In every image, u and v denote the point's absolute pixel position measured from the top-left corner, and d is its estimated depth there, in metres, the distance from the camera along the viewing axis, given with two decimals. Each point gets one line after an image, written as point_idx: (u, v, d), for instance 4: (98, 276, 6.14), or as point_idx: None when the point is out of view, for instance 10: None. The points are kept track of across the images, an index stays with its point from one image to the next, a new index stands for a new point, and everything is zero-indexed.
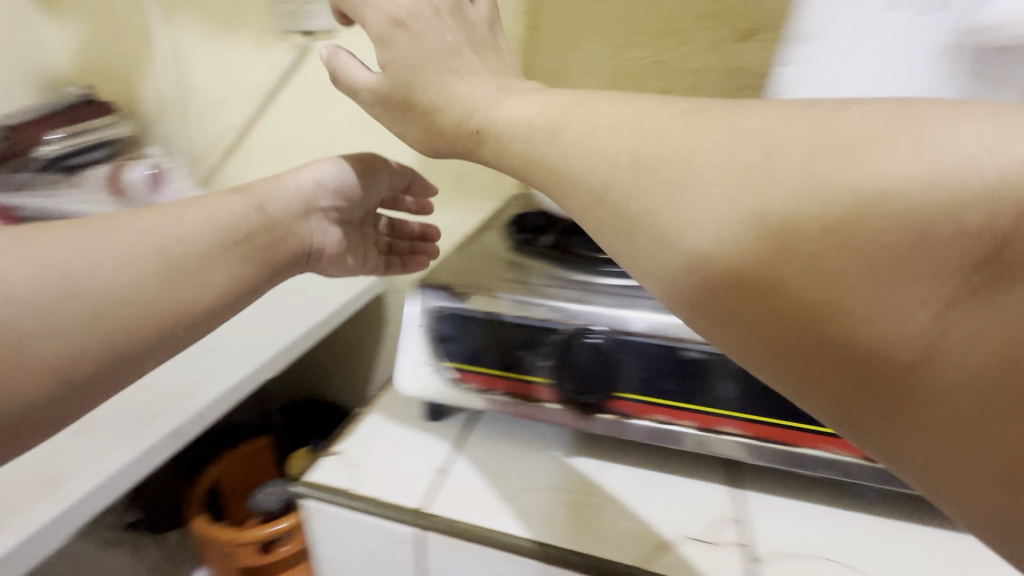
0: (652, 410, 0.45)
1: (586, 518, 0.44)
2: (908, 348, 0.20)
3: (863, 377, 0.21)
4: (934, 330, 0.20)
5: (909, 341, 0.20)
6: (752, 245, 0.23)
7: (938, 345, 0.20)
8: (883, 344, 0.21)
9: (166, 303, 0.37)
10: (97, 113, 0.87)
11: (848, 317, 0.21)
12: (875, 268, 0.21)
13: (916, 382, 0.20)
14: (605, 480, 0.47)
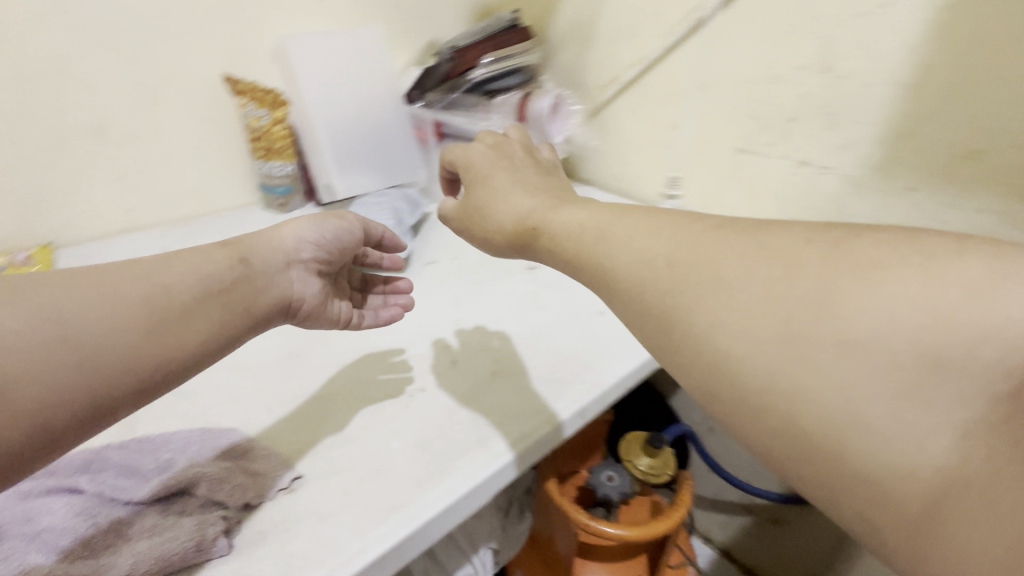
0: None
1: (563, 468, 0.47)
2: (896, 468, 0.22)
3: (862, 482, 0.22)
4: (919, 458, 0.21)
5: (889, 449, 0.22)
6: (778, 354, 0.24)
7: (911, 462, 0.21)
8: (881, 463, 0.22)
9: (148, 350, 0.33)
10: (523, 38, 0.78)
11: (868, 437, 0.22)
12: (878, 400, 0.22)
13: (909, 502, 0.22)
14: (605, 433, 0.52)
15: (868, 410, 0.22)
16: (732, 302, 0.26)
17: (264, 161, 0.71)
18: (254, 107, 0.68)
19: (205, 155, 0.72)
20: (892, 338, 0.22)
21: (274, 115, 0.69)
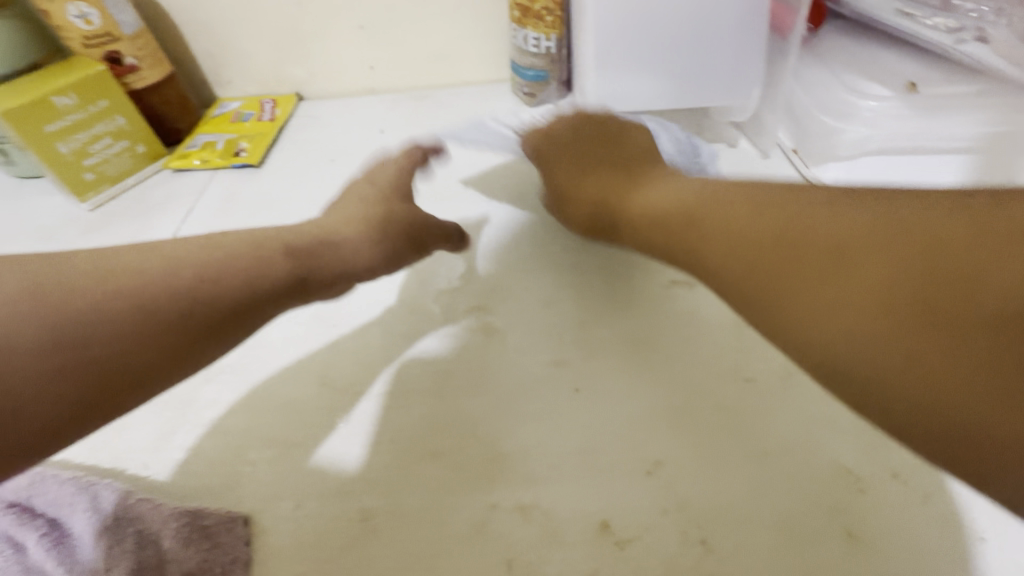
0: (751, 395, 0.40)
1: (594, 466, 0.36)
2: (901, 326, 0.20)
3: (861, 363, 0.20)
4: (932, 279, 0.21)
5: (908, 304, 0.20)
6: (750, 218, 0.26)
7: (913, 312, 0.20)
8: (874, 325, 0.21)
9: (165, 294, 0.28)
10: None
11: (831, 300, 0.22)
12: (901, 266, 0.21)
13: (927, 364, 0.19)
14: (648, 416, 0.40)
15: (855, 296, 0.21)
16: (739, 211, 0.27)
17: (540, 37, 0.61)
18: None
19: (467, 51, 0.72)
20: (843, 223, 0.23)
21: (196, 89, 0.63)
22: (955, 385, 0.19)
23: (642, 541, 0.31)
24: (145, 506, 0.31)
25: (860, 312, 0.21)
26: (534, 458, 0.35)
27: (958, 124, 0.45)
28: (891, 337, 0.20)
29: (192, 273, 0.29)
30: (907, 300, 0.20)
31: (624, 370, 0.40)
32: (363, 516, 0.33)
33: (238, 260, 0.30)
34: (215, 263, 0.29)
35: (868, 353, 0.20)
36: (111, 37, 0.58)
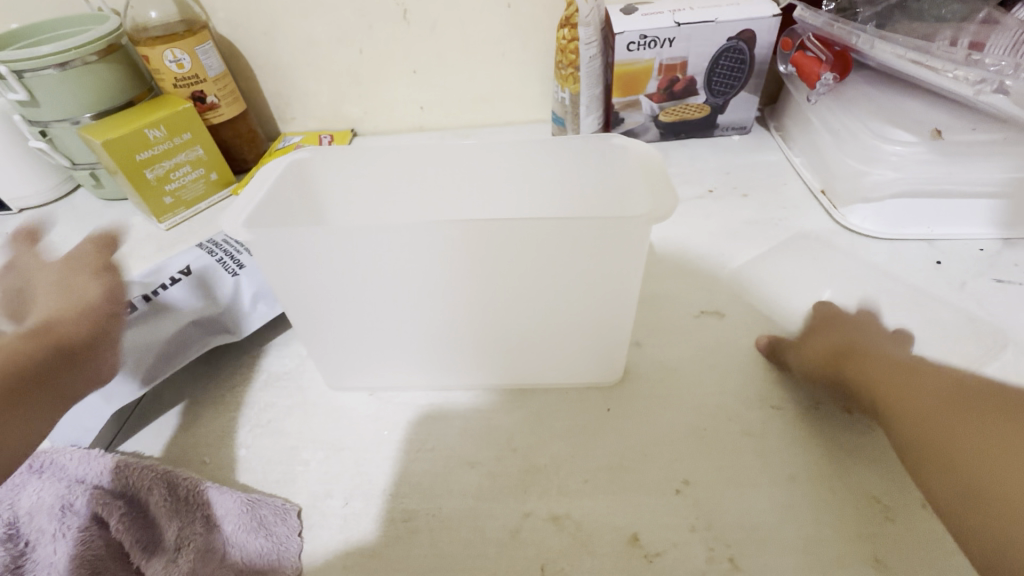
0: (724, 388, 0.41)
1: (667, 474, 0.36)
2: (982, 482, 0.29)
3: (923, 449, 0.32)
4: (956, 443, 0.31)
5: (978, 466, 0.29)
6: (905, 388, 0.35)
7: (990, 473, 0.29)
8: (928, 440, 0.32)
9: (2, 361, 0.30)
10: None
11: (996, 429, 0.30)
12: (951, 422, 0.31)
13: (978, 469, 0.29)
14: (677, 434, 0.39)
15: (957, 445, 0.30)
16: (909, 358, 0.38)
17: (559, 87, 0.63)
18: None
19: (509, 93, 0.77)
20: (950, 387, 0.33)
21: (198, 64, 0.65)
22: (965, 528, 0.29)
23: (672, 558, 0.32)
24: (212, 494, 0.34)
25: (976, 467, 0.29)
26: (566, 471, 0.37)
27: (982, 170, 0.47)
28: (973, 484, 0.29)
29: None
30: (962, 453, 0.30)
31: (658, 400, 0.41)
32: (405, 517, 0.35)
33: (77, 317, 0.34)
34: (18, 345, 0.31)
35: (974, 480, 0.29)
36: (198, 78, 0.65)
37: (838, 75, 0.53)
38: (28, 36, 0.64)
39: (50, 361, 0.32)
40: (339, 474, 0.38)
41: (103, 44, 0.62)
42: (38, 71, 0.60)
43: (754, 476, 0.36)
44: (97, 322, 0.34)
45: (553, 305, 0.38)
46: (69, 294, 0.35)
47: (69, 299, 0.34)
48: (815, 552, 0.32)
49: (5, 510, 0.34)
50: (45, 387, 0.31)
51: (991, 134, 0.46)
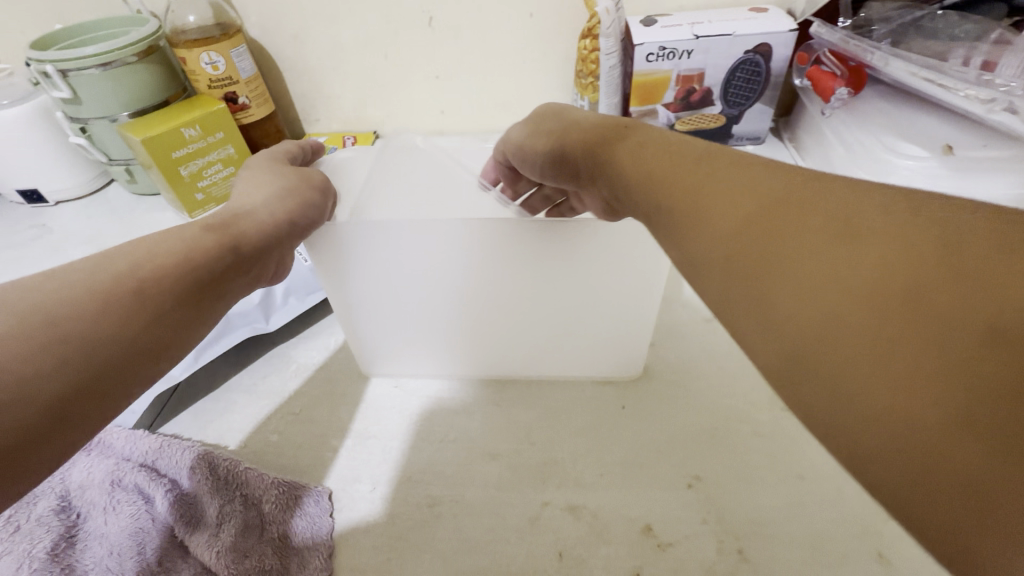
0: (733, 390, 0.43)
1: (681, 471, 0.38)
2: (866, 354, 0.15)
3: (810, 307, 0.16)
4: (851, 277, 0.16)
5: (864, 290, 0.15)
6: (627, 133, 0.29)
7: (846, 336, 0.15)
8: (834, 341, 0.16)
9: (184, 247, 0.30)
10: None
11: (695, 197, 0.21)
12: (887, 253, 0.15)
13: (863, 332, 0.15)
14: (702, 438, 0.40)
15: (784, 302, 0.17)
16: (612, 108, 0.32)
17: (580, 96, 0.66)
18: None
19: (528, 99, 0.79)
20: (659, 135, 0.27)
21: (233, 66, 0.67)
22: (877, 412, 0.14)
23: (682, 548, 0.34)
24: (250, 474, 0.36)
25: (869, 331, 0.15)
26: (582, 463, 0.39)
27: (995, 185, 0.48)
28: (903, 340, 0.14)
29: (139, 263, 0.28)
30: (898, 304, 0.15)
31: (671, 400, 0.43)
32: (430, 503, 0.37)
33: (265, 229, 0.34)
34: (187, 252, 0.30)
35: (881, 379, 0.14)
36: (231, 80, 0.68)
37: (851, 89, 0.55)
38: (71, 37, 0.67)
39: (226, 262, 0.32)
40: (368, 460, 0.40)
41: (143, 46, 0.64)
42: (81, 71, 0.63)
43: (763, 475, 0.37)
44: (272, 235, 0.35)
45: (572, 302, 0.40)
46: (255, 213, 0.35)
47: (247, 215, 0.35)
48: (823, 552, 0.33)
49: (57, 484, 0.36)
50: (221, 286, 0.31)
51: (1001, 152, 0.47)
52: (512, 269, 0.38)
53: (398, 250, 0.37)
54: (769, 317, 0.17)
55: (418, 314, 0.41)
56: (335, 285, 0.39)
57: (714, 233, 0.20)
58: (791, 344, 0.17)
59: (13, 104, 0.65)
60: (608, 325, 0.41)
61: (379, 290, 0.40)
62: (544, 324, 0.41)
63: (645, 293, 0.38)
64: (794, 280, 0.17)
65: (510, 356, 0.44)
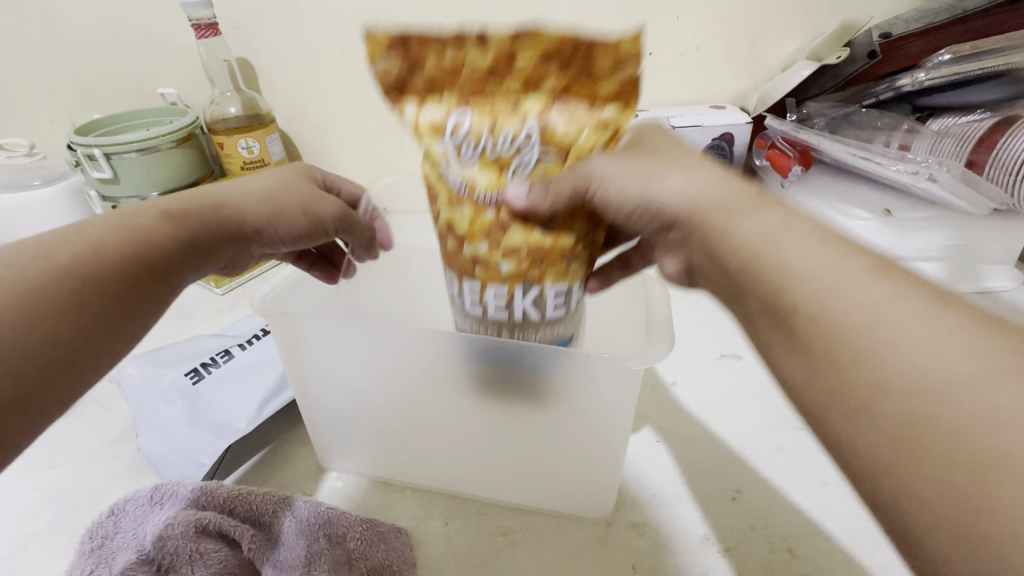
0: (751, 416, 0.48)
1: (721, 490, 0.42)
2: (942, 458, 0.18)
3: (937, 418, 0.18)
4: (977, 430, 0.17)
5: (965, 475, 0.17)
6: (621, 159, 0.30)
7: (950, 463, 0.18)
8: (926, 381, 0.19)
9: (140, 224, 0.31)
10: (1000, 129, 0.56)
11: (854, 311, 0.21)
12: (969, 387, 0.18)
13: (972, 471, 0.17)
14: (734, 455, 0.45)
15: (969, 406, 0.18)
16: (681, 176, 0.29)
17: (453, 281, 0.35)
18: (477, 122, 0.31)
19: None
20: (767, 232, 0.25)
21: (265, 149, 0.73)
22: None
23: (740, 552, 0.38)
24: (334, 513, 0.38)
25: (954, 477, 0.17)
26: (634, 485, 0.43)
27: (927, 238, 0.60)
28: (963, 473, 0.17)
29: (79, 248, 0.28)
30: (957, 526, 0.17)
31: (697, 425, 0.48)
32: (502, 532, 0.40)
33: (120, 237, 0.30)
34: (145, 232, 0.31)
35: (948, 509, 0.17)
36: (262, 162, 0.74)
37: (803, 167, 0.67)
38: (108, 125, 0.72)
39: (194, 248, 0.32)
40: (434, 498, 0.43)
41: (182, 133, 0.69)
42: (122, 155, 0.67)
43: (796, 486, 0.42)
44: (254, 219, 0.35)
45: (561, 429, 0.38)
46: (228, 218, 0.34)
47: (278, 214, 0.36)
48: (856, 543, 0.38)
49: (131, 539, 0.37)
50: (159, 287, 0.31)
51: (930, 215, 0.59)
52: (496, 391, 0.37)
53: (382, 360, 0.38)
54: (928, 386, 0.19)
55: (397, 418, 0.41)
56: (350, 382, 0.40)
57: (873, 328, 0.20)
58: (965, 451, 0.17)
59: (47, 183, 0.69)
60: (615, 453, 0.38)
61: (380, 397, 0.40)
62: (548, 456, 0.39)
63: (626, 411, 0.36)
64: (967, 392, 0.18)
65: (524, 483, 0.41)
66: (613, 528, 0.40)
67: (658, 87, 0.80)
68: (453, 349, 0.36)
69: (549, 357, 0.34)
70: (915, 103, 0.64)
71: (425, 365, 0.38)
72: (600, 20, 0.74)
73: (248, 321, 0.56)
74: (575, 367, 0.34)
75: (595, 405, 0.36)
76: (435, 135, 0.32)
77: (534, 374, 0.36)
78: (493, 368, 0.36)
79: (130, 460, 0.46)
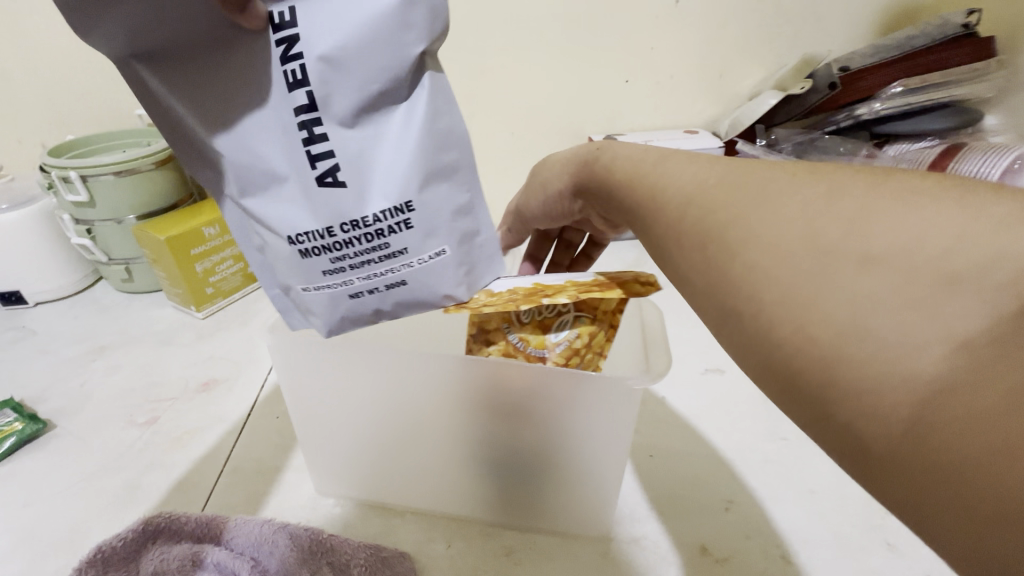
0: (737, 428, 0.50)
1: (714, 501, 0.44)
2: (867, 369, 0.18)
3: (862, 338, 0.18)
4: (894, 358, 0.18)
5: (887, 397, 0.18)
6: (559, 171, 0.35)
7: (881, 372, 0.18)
8: (863, 302, 0.18)
9: None
10: (949, 155, 0.62)
11: (765, 243, 0.20)
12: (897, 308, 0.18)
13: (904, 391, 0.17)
14: (724, 467, 0.47)
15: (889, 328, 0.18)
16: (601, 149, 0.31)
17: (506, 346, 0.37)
18: None
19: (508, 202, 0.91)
20: (688, 183, 0.24)
21: None
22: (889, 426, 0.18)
23: (736, 561, 0.39)
24: (338, 540, 0.38)
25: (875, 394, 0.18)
26: (632, 501, 0.44)
27: None
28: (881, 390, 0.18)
29: None
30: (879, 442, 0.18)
31: (687, 437, 0.50)
32: (506, 551, 0.40)
33: None
34: None
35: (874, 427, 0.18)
36: None
37: None
38: (82, 146, 0.71)
39: None
40: (434, 522, 0.43)
41: (160, 155, 0.68)
42: (99, 177, 0.65)
43: (784, 493, 0.44)
44: None
45: (560, 450, 0.38)
46: None
47: None
48: (843, 545, 0.40)
49: (125, 574, 0.36)
50: None
51: None
52: (495, 413, 0.38)
53: (381, 385, 0.38)
54: (845, 308, 0.18)
55: (402, 442, 0.41)
56: (348, 408, 0.40)
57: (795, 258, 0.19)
58: (887, 379, 0.18)
59: (15, 207, 0.66)
60: (614, 472, 0.39)
61: (378, 423, 0.40)
62: (547, 476, 0.40)
63: (624, 431, 0.37)
64: (860, 302, 0.18)
65: (524, 504, 0.41)
66: (614, 544, 0.41)
67: (635, 113, 0.83)
68: (454, 374, 0.37)
69: (549, 380, 0.35)
70: (872, 130, 0.69)
71: (428, 383, 0.38)
72: (579, 48, 0.77)
73: (417, 88, 0.28)
74: (574, 392, 0.35)
75: (590, 426, 0.37)
76: (483, 304, 0.37)
77: (534, 395, 0.36)
78: (492, 391, 0.37)
79: (114, 494, 0.45)
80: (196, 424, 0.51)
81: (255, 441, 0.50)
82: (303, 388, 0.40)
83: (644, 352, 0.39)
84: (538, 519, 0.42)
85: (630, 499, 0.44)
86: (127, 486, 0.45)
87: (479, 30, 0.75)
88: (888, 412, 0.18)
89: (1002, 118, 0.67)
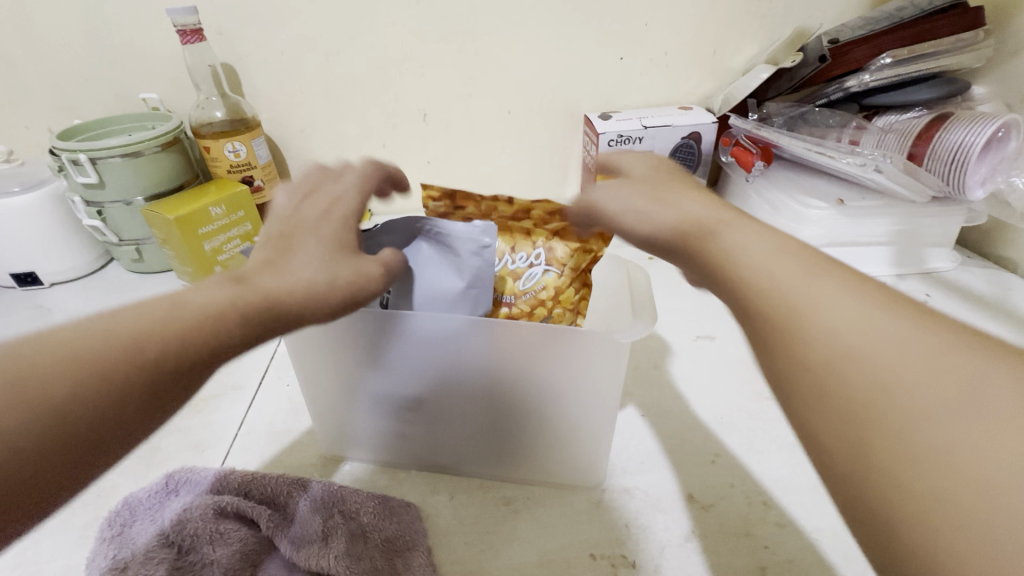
0: (726, 389, 0.53)
1: (702, 455, 0.46)
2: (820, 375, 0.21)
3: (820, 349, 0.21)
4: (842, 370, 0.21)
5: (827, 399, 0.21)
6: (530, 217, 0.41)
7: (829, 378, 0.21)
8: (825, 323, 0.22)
9: None
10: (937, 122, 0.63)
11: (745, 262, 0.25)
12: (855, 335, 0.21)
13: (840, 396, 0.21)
14: (712, 425, 0.49)
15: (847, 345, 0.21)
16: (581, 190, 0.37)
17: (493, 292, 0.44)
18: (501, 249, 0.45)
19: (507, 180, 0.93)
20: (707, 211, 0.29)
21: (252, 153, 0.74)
22: (845, 413, 0.20)
23: (720, 508, 0.42)
24: (348, 492, 0.41)
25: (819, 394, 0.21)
26: (623, 456, 0.46)
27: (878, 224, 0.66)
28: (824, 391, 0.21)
29: None
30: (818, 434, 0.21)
31: (679, 399, 0.52)
32: (506, 502, 0.43)
33: None
34: None
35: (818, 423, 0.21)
36: (250, 165, 0.75)
37: (766, 161, 0.72)
38: (89, 130, 0.72)
39: None
40: (437, 477, 0.46)
41: (166, 138, 0.69)
42: (106, 160, 0.67)
43: (768, 447, 0.47)
44: None
45: (552, 404, 0.41)
46: None
47: None
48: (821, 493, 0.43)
49: (150, 523, 0.38)
50: None
51: (879, 203, 0.65)
52: (491, 370, 0.40)
53: (382, 347, 0.41)
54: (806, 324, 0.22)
55: (404, 403, 0.43)
56: (353, 370, 0.42)
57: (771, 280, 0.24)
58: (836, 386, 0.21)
59: (28, 189, 0.68)
60: (605, 425, 0.41)
61: (378, 383, 0.43)
62: (542, 431, 0.42)
63: (613, 385, 0.39)
64: (833, 324, 0.21)
65: (520, 458, 0.44)
66: (606, 493, 0.44)
67: (631, 89, 0.84)
68: (451, 334, 0.39)
69: (543, 336, 0.37)
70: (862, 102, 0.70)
71: (426, 344, 0.40)
72: (575, 25, 0.78)
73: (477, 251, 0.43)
74: (566, 348, 0.38)
75: (581, 381, 0.39)
76: None
77: (527, 352, 0.38)
78: (485, 350, 0.39)
79: (136, 455, 0.47)
80: (210, 392, 0.54)
81: (267, 406, 0.52)
82: (308, 352, 0.42)
83: (633, 312, 0.43)
84: (535, 472, 0.44)
85: (622, 454, 0.47)
86: (148, 447, 0.48)
87: (476, 8, 0.76)
88: (858, 401, 0.20)
89: (991, 88, 0.68)
